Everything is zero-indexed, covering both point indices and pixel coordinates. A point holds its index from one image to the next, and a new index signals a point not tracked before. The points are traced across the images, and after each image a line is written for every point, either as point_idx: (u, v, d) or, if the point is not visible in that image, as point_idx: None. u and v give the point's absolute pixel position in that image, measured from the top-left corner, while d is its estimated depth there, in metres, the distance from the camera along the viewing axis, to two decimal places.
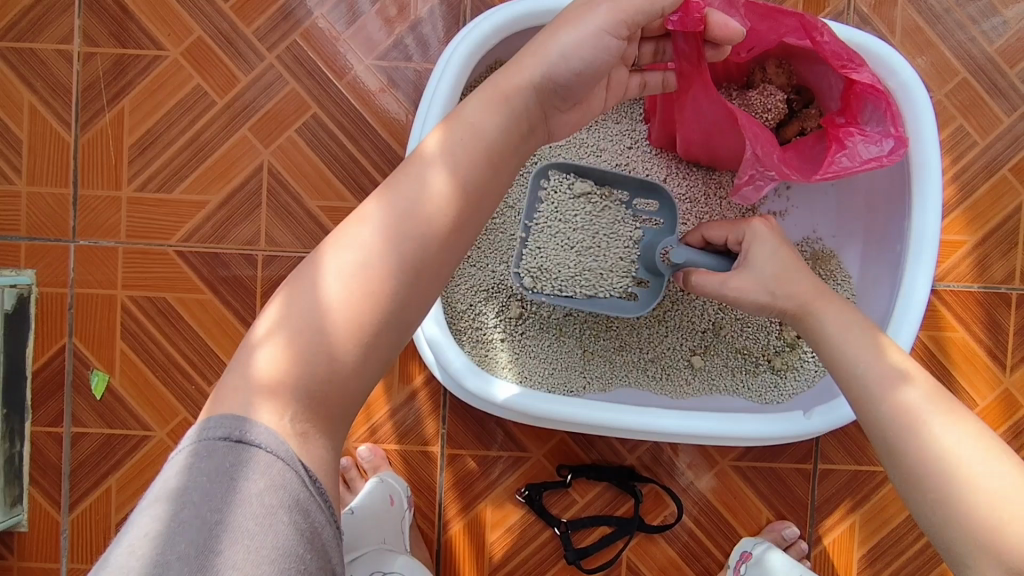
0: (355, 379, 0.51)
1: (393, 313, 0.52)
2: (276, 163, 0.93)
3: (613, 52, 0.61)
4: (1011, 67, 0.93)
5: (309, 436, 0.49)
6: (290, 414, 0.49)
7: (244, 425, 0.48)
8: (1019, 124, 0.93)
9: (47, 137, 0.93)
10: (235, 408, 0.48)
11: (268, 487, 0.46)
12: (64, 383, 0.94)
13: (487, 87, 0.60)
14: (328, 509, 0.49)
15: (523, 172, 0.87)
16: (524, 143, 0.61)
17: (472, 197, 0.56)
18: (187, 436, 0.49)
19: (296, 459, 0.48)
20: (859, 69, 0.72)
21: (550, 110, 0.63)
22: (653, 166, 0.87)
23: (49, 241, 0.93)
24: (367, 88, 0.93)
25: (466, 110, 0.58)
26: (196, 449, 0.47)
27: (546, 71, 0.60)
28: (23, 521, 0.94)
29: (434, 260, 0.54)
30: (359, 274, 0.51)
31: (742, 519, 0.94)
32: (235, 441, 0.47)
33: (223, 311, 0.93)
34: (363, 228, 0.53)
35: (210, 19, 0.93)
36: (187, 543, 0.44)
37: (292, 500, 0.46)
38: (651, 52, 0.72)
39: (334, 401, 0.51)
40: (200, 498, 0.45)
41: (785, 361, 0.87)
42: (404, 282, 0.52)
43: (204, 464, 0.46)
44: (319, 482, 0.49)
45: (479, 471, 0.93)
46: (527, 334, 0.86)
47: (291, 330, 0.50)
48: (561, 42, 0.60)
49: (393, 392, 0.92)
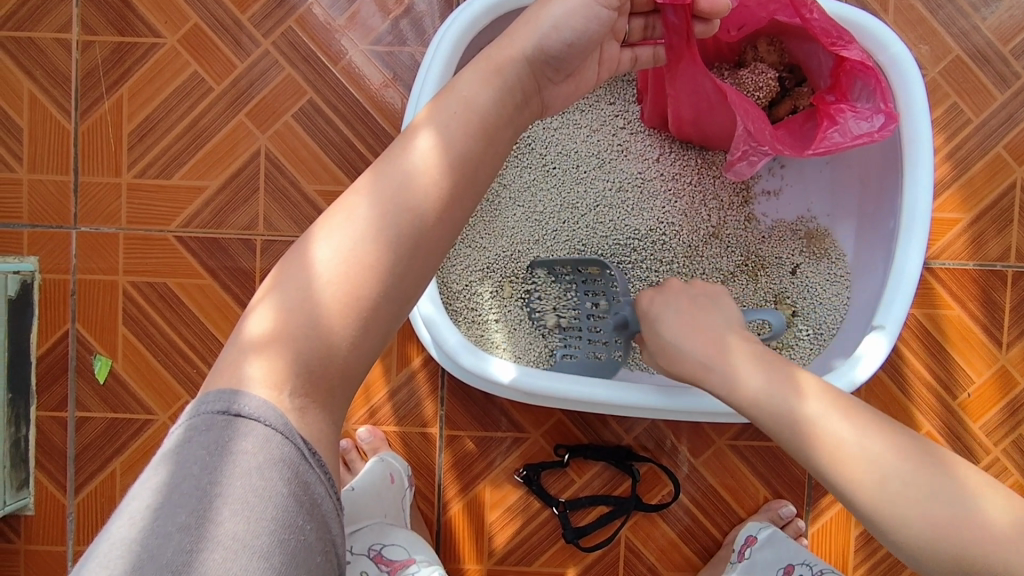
0: (351, 354, 0.52)
1: (389, 285, 0.52)
2: (273, 148, 0.94)
3: (604, 22, 0.62)
4: (1006, 44, 0.93)
5: (309, 410, 0.50)
6: (288, 389, 0.49)
7: (239, 395, 0.48)
8: (1014, 101, 0.93)
9: (47, 125, 0.94)
10: (228, 378, 0.49)
11: (267, 461, 0.46)
12: (67, 368, 0.95)
13: (479, 61, 0.60)
14: (327, 481, 0.50)
15: (516, 153, 0.87)
16: (519, 114, 0.61)
17: (466, 170, 0.56)
18: (186, 411, 0.50)
19: (295, 433, 0.48)
20: (848, 46, 0.73)
21: (543, 81, 0.63)
22: (646, 146, 0.88)
23: (51, 228, 0.94)
24: (362, 73, 0.94)
25: (460, 84, 0.59)
26: (195, 422, 0.48)
27: (537, 44, 0.60)
28: (29, 505, 0.95)
29: (429, 234, 0.54)
30: (351, 246, 0.51)
31: (740, 497, 0.95)
32: (235, 415, 0.48)
33: (223, 296, 0.95)
34: (354, 201, 0.53)
35: (206, 6, 0.93)
36: (188, 513, 0.45)
37: (292, 473, 0.47)
38: (641, 27, 0.72)
39: (331, 373, 0.51)
40: (200, 470, 0.46)
41: (781, 339, 0.87)
42: (399, 256, 0.53)
43: (203, 437, 0.47)
44: (318, 454, 0.49)
45: (478, 451, 0.94)
46: (522, 314, 0.87)
47: (284, 299, 0.51)
48: (550, 15, 0.60)
49: (392, 374, 0.93)
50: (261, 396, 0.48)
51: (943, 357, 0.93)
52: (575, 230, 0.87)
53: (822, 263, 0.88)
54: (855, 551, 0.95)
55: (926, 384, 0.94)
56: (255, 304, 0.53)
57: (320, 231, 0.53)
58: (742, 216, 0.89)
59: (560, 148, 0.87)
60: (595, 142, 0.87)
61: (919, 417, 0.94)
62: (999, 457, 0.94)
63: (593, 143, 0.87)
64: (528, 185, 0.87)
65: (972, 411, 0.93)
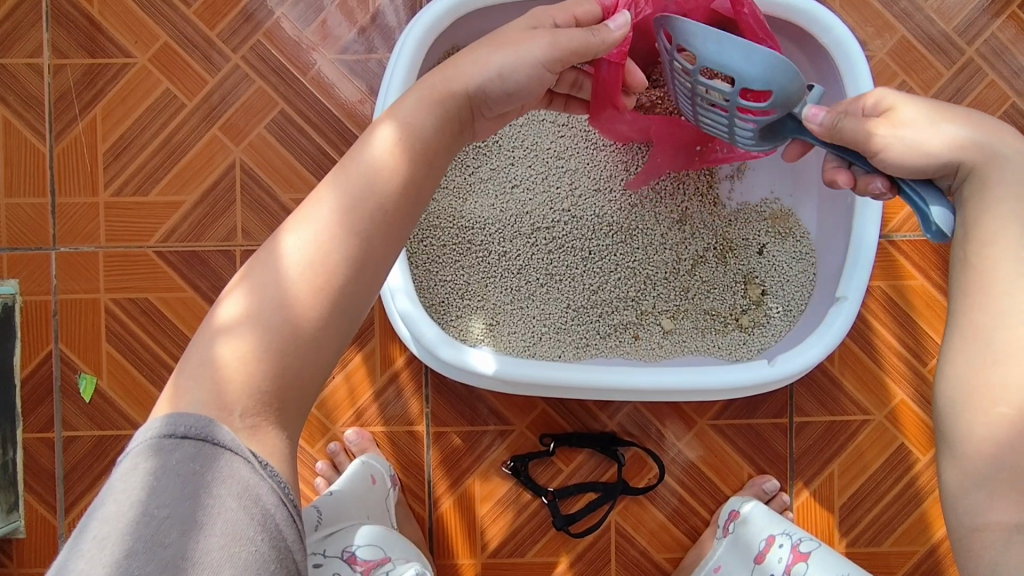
0: (314, 355, 0.53)
1: (340, 303, 0.54)
2: (247, 159, 0.96)
3: (542, 83, 0.66)
4: (949, 24, 0.97)
5: (261, 428, 0.51)
6: (239, 408, 0.50)
7: (198, 412, 0.49)
8: (958, 77, 0.97)
9: (22, 149, 0.95)
10: (191, 384, 0.51)
11: (215, 477, 0.47)
12: (53, 388, 0.95)
13: (425, 88, 0.63)
14: (280, 490, 0.50)
15: (484, 150, 0.90)
16: (456, 143, 0.64)
17: (419, 180, 0.59)
18: (135, 437, 0.50)
19: (245, 448, 0.49)
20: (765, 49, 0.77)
21: (477, 115, 0.66)
22: (609, 141, 0.90)
23: (30, 250, 0.95)
24: (331, 82, 0.96)
25: (403, 109, 0.61)
26: (141, 447, 0.48)
27: (480, 85, 0.63)
28: (20, 528, 0.95)
29: (378, 252, 0.56)
30: (313, 264, 0.53)
31: (725, 476, 0.97)
32: (182, 437, 0.48)
33: (205, 307, 0.96)
34: (312, 218, 0.54)
35: (175, 25, 0.96)
36: (137, 539, 0.45)
37: (243, 488, 0.48)
38: (571, 81, 0.78)
39: (290, 388, 0.53)
40: (147, 495, 0.47)
41: (752, 319, 0.90)
42: (350, 275, 0.54)
43: (150, 462, 0.48)
44: (270, 466, 0.50)
45: (465, 446, 0.95)
46: (503, 307, 0.89)
47: (253, 299, 0.52)
48: (496, 61, 0.63)
49: (376, 375, 0.95)
50: (219, 416, 0.50)
51: (910, 326, 0.97)
52: (541, 218, 0.89)
53: (787, 242, 0.91)
54: (838, 523, 0.97)
55: (896, 352, 0.97)
56: (226, 293, 0.55)
57: (290, 231, 0.55)
58: (708, 201, 0.91)
59: (527, 144, 0.90)
60: (556, 134, 0.90)
61: (890, 385, 0.97)
62: None
63: (561, 139, 0.90)
64: (493, 178, 0.90)
65: None
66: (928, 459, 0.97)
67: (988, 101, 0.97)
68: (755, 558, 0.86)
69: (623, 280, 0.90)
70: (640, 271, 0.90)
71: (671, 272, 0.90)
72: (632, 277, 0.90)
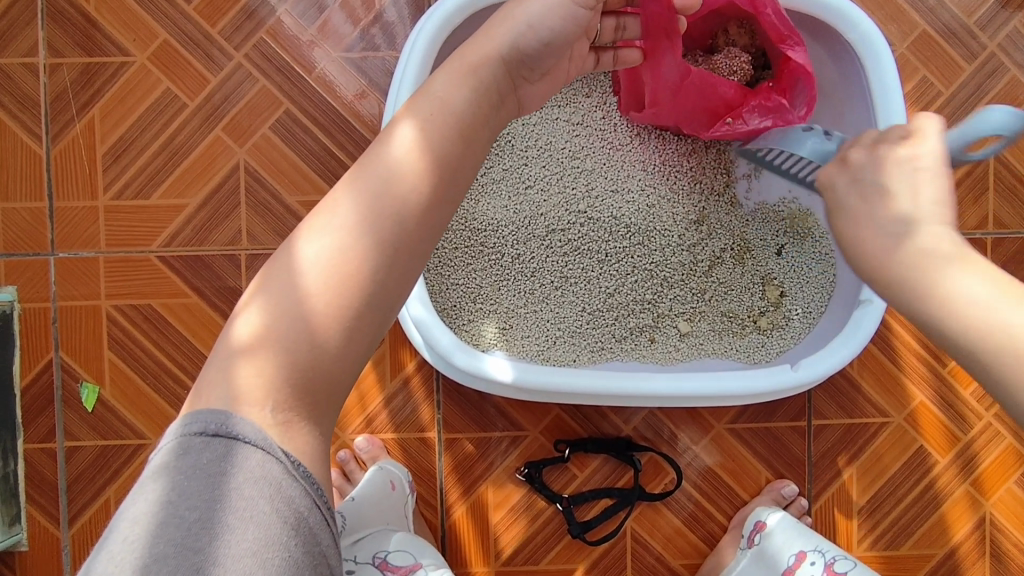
0: (340, 358, 0.51)
1: (369, 297, 0.51)
2: (251, 161, 0.93)
3: (580, 23, 0.62)
4: (970, 17, 0.95)
5: (292, 425, 0.48)
6: (271, 403, 0.48)
7: (225, 409, 0.47)
8: (980, 72, 0.95)
9: (17, 151, 0.92)
10: (215, 384, 0.48)
11: (246, 478, 0.45)
12: (54, 398, 0.93)
13: (456, 60, 0.60)
14: (314, 493, 0.48)
15: (498, 150, 0.88)
16: (495, 115, 0.61)
17: (451, 161, 0.56)
18: (165, 436, 0.48)
19: (277, 447, 0.47)
20: (794, 48, 0.77)
21: (518, 80, 0.63)
22: (625, 137, 0.88)
23: (28, 256, 0.92)
24: (339, 79, 0.93)
25: (434, 85, 0.58)
26: (172, 447, 0.47)
27: (513, 43, 0.60)
28: (23, 540, 0.93)
29: (408, 242, 0.53)
30: (336, 259, 0.50)
31: (742, 481, 0.95)
32: (213, 435, 0.47)
33: (210, 314, 0.93)
34: (335, 214, 0.52)
35: (174, 22, 0.93)
36: (167, 543, 0.43)
37: (275, 490, 0.46)
38: (613, 27, 0.71)
39: (320, 386, 0.50)
40: (178, 496, 0.45)
41: (771, 321, 0.88)
42: (380, 264, 0.52)
43: (180, 462, 0.46)
44: (304, 468, 0.48)
45: (478, 453, 0.93)
46: (516, 310, 0.87)
47: (273, 303, 0.50)
48: (524, 15, 0.61)
49: (386, 381, 0.93)
50: (248, 411, 0.47)
51: None
52: (556, 220, 0.87)
53: (806, 242, 0.89)
54: (857, 526, 0.96)
55: (916, 353, 0.95)
56: (242, 305, 0.52)
57: (307, 231, 0.52)
58: (725, 201, 0.89)
59: (541, 143, 0.88)
60: (570, 132, 0.88)
61: (910, 388, 0.95)
62: (991, 422, 0.96)
63: (576, 138, 0.88)
64: (506, 179, 0.87)
65: (962, 378, 0.95)
66: (948, 461, 0.96)
67: (1009, 97, 0.95)
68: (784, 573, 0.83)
69: (639, 282, 0.88)
70: (657, 273, 0.88)
71: (687, 275, 0.88)
72: (649, 279, 0.88)
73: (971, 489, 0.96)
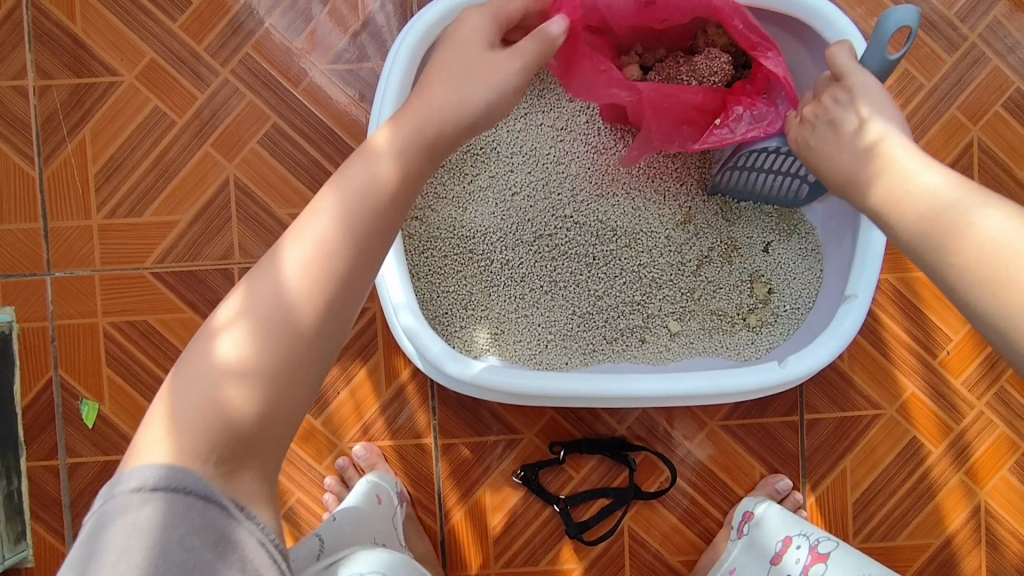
0: (298, 394, 0.51)
1: (330, 331, 0.52)
2: (241, 176, 0.94)
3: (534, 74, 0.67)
4: (950, 8, 0.96)
5: (239, 473, 0.48)
6: (217, 454, 0.48)
7: (167, 461, 0.47)
8: (962, 62, 0.96)
9: (10, 173, 0.93)
10: (177, 420, 0.48)
11: (192, 531, 0.45)
12: (54, 415, 0.94)
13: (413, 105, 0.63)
14: (261, 532, 0.49)
15: (484, 157, 0.88)
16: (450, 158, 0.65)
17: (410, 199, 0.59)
18: (102, 493, 0.47)
19: (222, 495, 0.47)
20: (766, 54, 0.76)
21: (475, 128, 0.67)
22: (609, 141, 0.89)
23: (24, 276, 0.93)
24: (325, 92, 0.94)
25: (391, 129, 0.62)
26: (109, 507, 0.46)
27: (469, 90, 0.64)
28: (29, 556, 0.94)
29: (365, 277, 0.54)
30: (306, 287, 0.51)
31: (737, 477, 0.96)
32: (153, 490, 0.46)
33: (205, 327, 0.94)
34: (307, 239, 0.53)
35: (161, 40, 0.94)
36: None
37: (221, 538, 0.47)
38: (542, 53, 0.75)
39: (273, 428, 0.50)
40: (119, 559, 0.44)
41: (759, 318, 0.89)
42: (347, 295, 0.53)
43: (120, 522, 0.45)
44: (250, 510, 0.48)
45: (474, 458, 0.94)
46: (508, 316, 0.88)
47: (251, 324, 0.50)
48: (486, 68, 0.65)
49: (382, 389, 0.94)
50: (193, 462, 0.47)
51: (919, 319, 0.96)
52: (543, 225, 0.88)
53: (793, 240, 0.90)
54: (852, 518, 0.97)
55: (906, 345, 0.96)
56: (217, 323, 0.51)
57: (285, 250, 0.53)
58: (710, 201, 0.90)
59: (526, 149, 0.89)
60: (554, 137, 0.89)
61: (900, 379, 0.96)
62: (983, 411, 0.96)
63: (561, 143, 0.89)
64: (493, 185, 0.88)
65: (953, 368, 0.96)
66: (941, 451, 0.96)
67: (991, 87, 0.96)
68: (773, 560, 0.84)
69: (628, 283, 0.89)
70: (645, 274, 0.89)
71: (676, 276, 0.89)
72: (638, 280, 0.89)
73: (965, 478, 0.96)
